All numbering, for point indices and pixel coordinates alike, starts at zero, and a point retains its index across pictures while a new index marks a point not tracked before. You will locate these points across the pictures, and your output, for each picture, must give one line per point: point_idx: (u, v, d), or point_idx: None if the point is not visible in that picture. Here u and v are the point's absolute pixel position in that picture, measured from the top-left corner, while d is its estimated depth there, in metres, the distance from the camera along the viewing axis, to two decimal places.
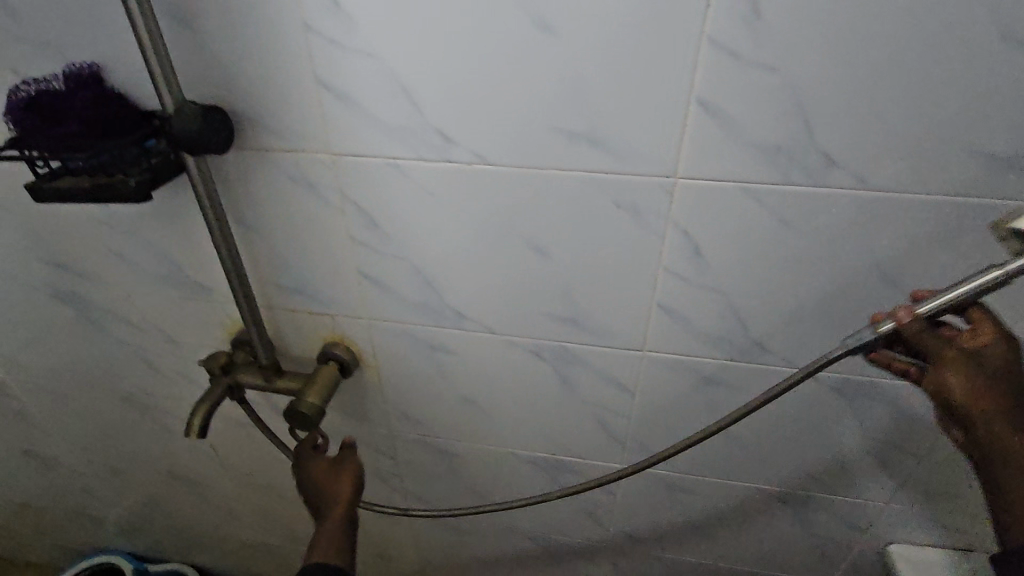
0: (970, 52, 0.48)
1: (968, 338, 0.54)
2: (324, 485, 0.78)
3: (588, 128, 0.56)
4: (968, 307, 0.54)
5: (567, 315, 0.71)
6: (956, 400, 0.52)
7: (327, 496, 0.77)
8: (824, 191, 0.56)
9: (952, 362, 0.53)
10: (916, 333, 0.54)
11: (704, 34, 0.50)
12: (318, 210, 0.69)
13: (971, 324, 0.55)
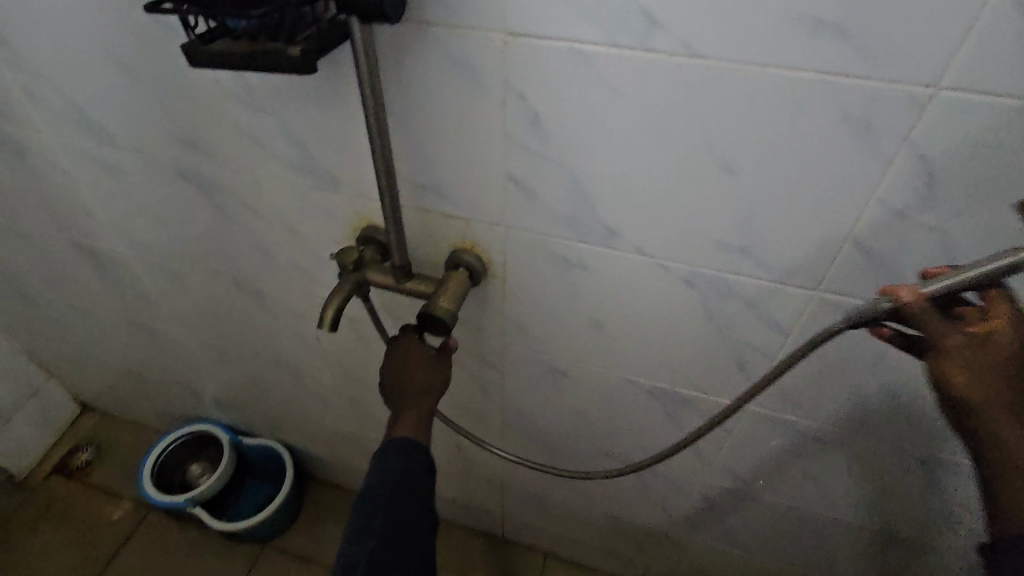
0: None
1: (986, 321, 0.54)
2: (417, 377, 0.75)
3: (843, 20, 0.47)
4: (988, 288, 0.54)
5: (739, 243, 0.64)
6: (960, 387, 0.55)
7: (416, 386, 0.75)
8: None
9: (955, 353, 0.54)
10: (937, 327, 0.55)
11: None
12: (477, 102, 0.62)
13: (986, 304, 0.55)
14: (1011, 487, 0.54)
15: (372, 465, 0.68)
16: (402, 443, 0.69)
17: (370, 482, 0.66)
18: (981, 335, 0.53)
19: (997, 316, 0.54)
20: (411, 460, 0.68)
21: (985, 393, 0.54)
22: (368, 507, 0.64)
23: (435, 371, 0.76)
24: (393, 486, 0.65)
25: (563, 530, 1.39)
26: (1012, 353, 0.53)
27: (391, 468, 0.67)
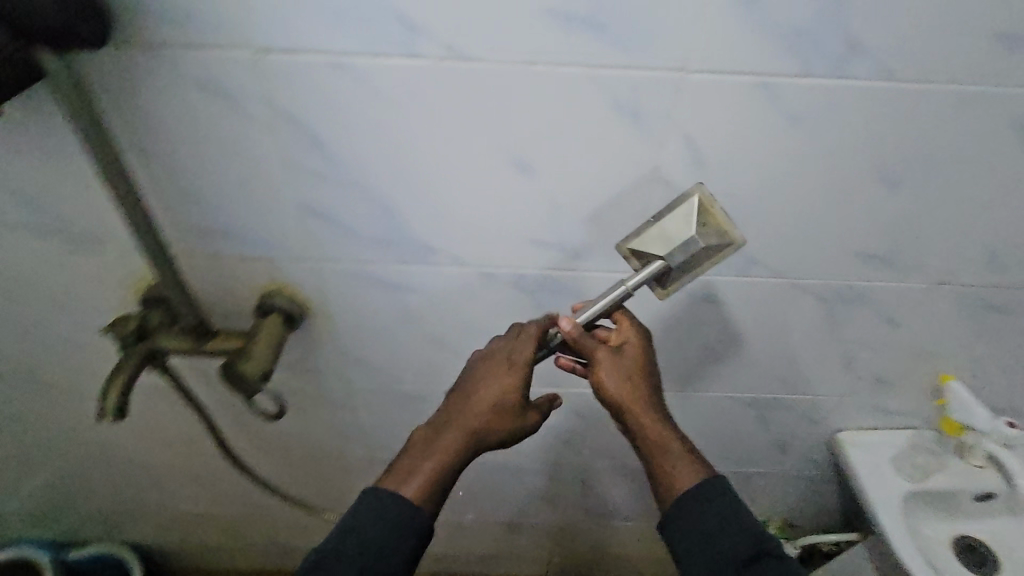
0: None
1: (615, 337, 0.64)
2: (468, 405, 0.59)
3: (590, 12, 0.47)
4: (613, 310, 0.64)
5: (552, 241, 0.64)
6: (608, 385, 0.61)
7: (478, 412, 0.59)
8: (841, 84, 0.50)
9: (607, 366, 0.61)
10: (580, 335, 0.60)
11: None
12: (240, 128, 0.55)
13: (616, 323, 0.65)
14: (657, 440, 0.61)
15: (376, 532, 0.53)
16: (399, 522, 0.54)
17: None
18: (615, 351, 0.63)
19: (623, 334, 0.64)
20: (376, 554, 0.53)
21: (632, 395, 0.61)
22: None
23: (501, 376, 0.60)
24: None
25: (465, 548, 1.34)
26: (636, 354, 0.63)
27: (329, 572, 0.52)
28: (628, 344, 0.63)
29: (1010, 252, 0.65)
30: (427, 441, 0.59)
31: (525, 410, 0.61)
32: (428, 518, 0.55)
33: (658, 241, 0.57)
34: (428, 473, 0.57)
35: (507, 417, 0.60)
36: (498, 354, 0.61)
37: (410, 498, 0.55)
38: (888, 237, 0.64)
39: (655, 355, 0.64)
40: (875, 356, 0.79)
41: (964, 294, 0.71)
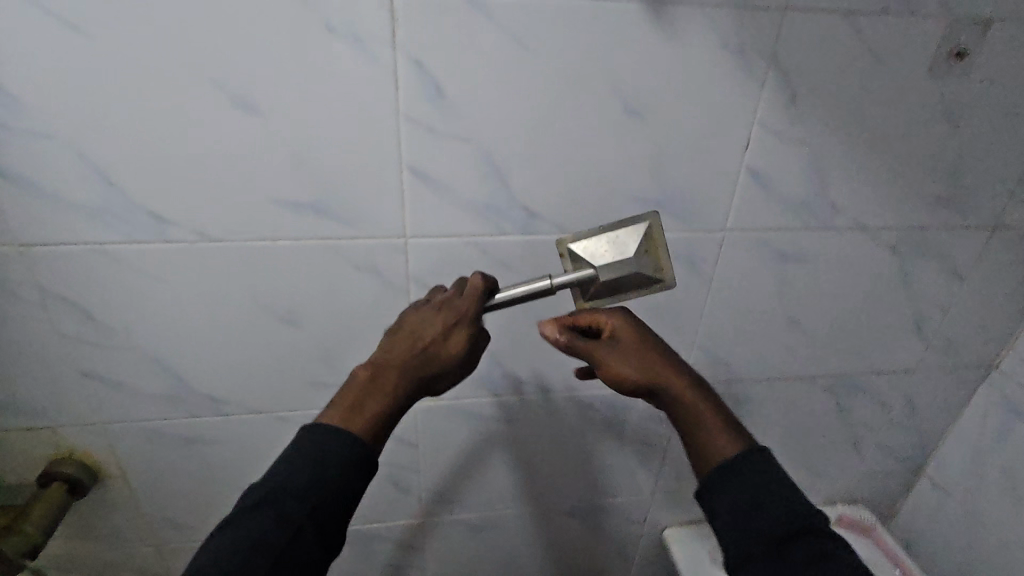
0: (611, 120, 0.59)
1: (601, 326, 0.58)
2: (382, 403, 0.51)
3: (314, 200, 0.58)
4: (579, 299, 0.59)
5: (332, 380, 0.70)
6: (627, 373, 0.55)
7: (406, 396, 0.52)
8: (531, 237, 0.64)
9: (599, 357, 0.56)
10: (563, 339, 0.56)
11: (399, 113, 0.55)
12: (11, 310, 0.59)
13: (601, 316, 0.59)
14: (705, 441, 0.53)
15: (313, 451, 0.48)
16: (345, 456, 0.48)
17: (229, 540, 0.45)
18: (612, 340, 0.57)
19: (608, 327, 0.58)
20: (313, 471, 0.47)
21: (634, 379, 0.55)
22: (218, 563, 0.44)
23: (433, 310, 0.54)
24: (269, 546, 0.45)
25: None
26: (631, 338, 0.56)
27: (264, 528, 0.45)
28: (616, 328, 0.57)
29: (727, 351, 0.79)
30: (355, 400, 0.51)
31: (449, 334, 0.53)
32: (371, 450, 0.50)
33: (607, 252, 0.57)
34: (365, 403, 0.50)
35: (443, 352, 0.53)
36: (405, 322, 0.55)
37: (348, 431, 0.49)
38: None
39: (651, 334, 0.58)
40: (664, 452, 0.88)
41: (712, 389, 0.83)
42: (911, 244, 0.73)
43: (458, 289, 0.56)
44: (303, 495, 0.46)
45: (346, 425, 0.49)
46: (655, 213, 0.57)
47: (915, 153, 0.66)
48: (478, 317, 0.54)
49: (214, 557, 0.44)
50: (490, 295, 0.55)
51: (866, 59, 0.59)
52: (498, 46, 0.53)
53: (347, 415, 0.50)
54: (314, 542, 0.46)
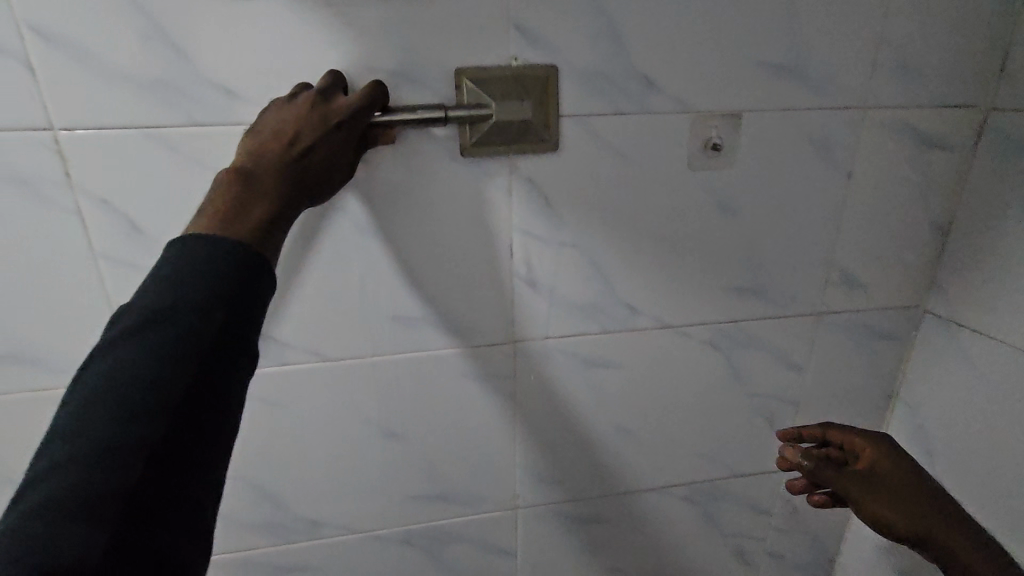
0: (340, 239, 0.55)
1: (860, 455, 0.67)
2: (278, 197, 0.42)
3: (9, 350, 0.52)
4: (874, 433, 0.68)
5: None
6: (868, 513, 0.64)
7: (307, 186, 0.44)
8: (284, 367, 0.58)
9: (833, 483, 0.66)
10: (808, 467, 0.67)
11: (90, 252, 0.50)
12: None
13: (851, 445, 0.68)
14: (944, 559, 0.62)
15: (200, 257, 0.35)
16: (249, 256, 0.36)
17: (108, 374, 0.31)
18: (868, 472, 0.66)
19: (861, 453, 0.67)
20: (209, 260, 0.35)
21: (897, 513, 0.64)
22: (101, 412, 0.30)
23: (307, 112, 0.44)
24: (170, 382, 0.31)
25: None
26: (892, 472, 0.66)
27: (182, 331, 0.32)
28: (878, 463, 0.66)
29: (560, 470, 0.70)
30: (231, 203, 0.39)
31: (335, 132, 0.45)
32: (269, 257, 0.39)
33: (506, 90, 0.51)
34: (254, 208, 0.40)
35: (336, 149, 0.45)
36: (269, 127, 0.44)
37: (234, 232, 0.37)
38: (433, 478, 0.66)
39: (906, 459, 0.67)
40: None
41: (554, 513, 0.73)
42: (729, 340, 0.67)
43: (335, 90, 0.47)
44: (216, 298, 0.34)
45: (230, 231, 0.37)
46: (554, 65, 0.51)
47: (702, 245, 0.61)
48: (364, 109, 0.46)
49: (96, 413, 0.30)
50: (376, 110, 0.47)
51: (614, 158, 0.56)
52: (185, 175, 0.49)
53: (232, 206, 0.39)
54: (231, 397, 0.34)
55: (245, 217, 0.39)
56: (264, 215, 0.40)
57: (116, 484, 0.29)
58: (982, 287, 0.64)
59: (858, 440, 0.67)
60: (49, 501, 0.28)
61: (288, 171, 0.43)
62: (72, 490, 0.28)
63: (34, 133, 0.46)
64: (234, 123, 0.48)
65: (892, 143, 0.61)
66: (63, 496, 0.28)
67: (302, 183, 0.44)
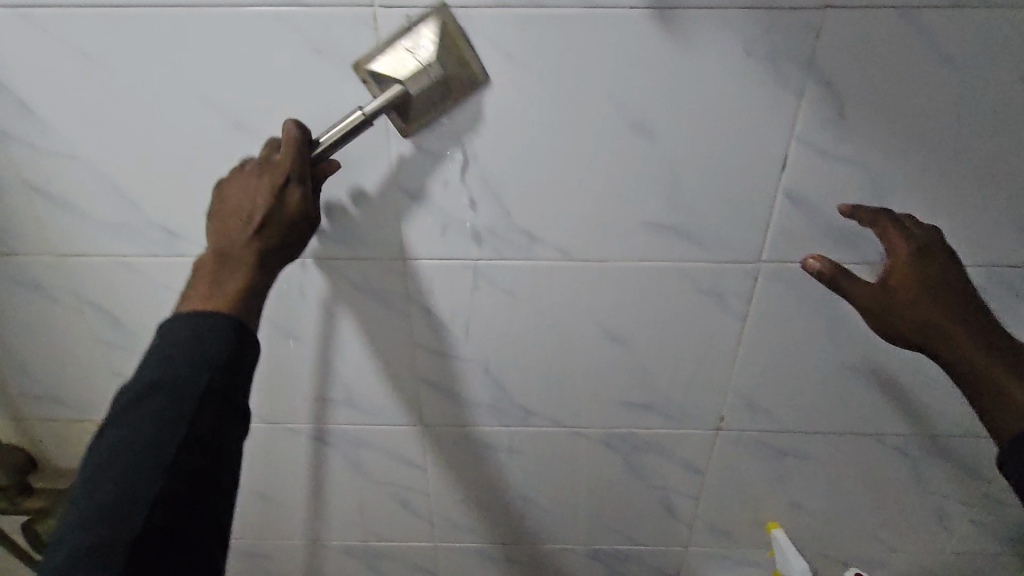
0: (613, 138, 0.53)
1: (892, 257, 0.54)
2: (248, 266, 0.47)
3: None
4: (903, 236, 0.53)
5: (337, 395, 0.71)
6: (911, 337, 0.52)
7: (276, 249, 0.48)
8: (534, 262, 0.60)
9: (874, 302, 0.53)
10: (843, 282, 0.53)
11: (387, 132, 0.53)
12: (49, 311, 0.65)
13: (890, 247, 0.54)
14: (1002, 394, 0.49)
15: (184, 335, 0.42)
16: (223, 324, 0.43)
17: (120, 444, 0.40)
18: (890, 283, 0.53)
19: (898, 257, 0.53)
20: (201, 344, 0.42)
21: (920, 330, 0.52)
22: (120, 468, 0.39)
23: (257, 183, 0.48)
24: (172, 439, 0.40)
25: None
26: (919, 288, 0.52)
27: (176, 400, 0.40)
28: (908, 277, 0.53)
29: (769, 399, 0.69)
30: (212, 282, 0.46)
31: (285, 195, 0.47)
32: (250, 319, 0.46)
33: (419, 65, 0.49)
34: (230, 281, 0.46)
35: (295, 206, 0.48)
36: (228, 207, 0.49)
37: (218, 310, 0.44)
38: (644, 387, 0.69)
39: (946, 266, 0.53)
40: (697, 502, 0.79)
41: (751, 439, 0.73)
42: (1005, 288, 0.59)
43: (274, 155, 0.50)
44: (198, 364, 0.41)
45: (212, 309, 0.44)
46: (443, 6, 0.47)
47: (1007, 175, 0.54)
48: (303, 166, 0.48)
49: (112, 475, 0.39)
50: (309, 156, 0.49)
51: (932, 63, 0.49)
52: (484, 59, 0.50)
53: (209, 285, 0.46)
54: (221, 444, 0.42)
55: (219, 295, 0.45)
56: (235, 291, 0.46)
57: (122, 529, 0.38)
58: None
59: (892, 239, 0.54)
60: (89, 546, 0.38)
61: (257, 238, 0.47)
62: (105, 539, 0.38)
63: (358, 10, 0.48)
64: (538, 6, 0.48)
65: None
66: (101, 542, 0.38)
67: (271, 245, 0.47)
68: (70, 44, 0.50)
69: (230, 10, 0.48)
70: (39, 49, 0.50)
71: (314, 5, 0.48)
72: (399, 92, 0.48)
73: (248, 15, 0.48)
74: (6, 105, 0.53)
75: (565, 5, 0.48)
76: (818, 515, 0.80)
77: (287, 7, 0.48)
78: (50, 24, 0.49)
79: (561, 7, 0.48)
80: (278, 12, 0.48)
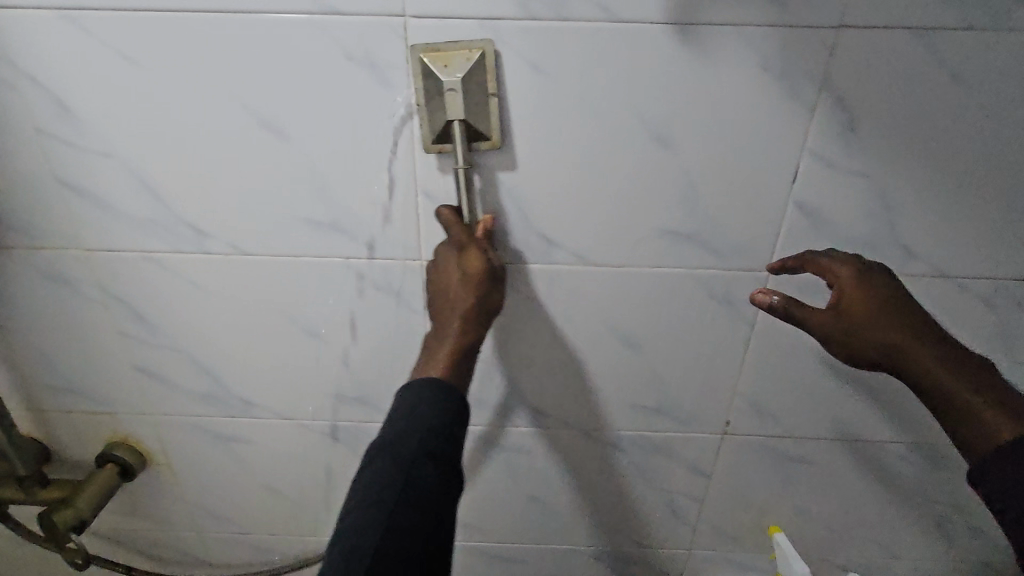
0: (632, 146, 0.55)
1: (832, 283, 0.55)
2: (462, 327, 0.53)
3: (333, 219, 0.60)
4: (835, 260, 0.55)
5: (352, 394, 0.72)
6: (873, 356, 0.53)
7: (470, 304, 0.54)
8: (551, 266, 0.62)
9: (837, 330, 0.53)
10: (793, 309, 0.54)
11: (413, 136, 0.55)
12: (75, 304, 0.66)
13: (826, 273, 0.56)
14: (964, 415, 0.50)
15: (404, 403, 0.50)
16: (439, 391, 0.50)
17: (370, 498, 0.46)
18: (840, 307, 0.54)
19: (839, 282, 0.54)
20: (424, 402, 0.49)
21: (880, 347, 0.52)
22: (376, 517, 0.45)
23: (449, 255, 0.55)
24: (411, 488, 0.46)
25: None
26: (868, 307, 0.53)
27: (411, 456, 0.47)
28: (856, 300, 0.53)
29: (776, 404, 0.71)
30: (430, 352, 0.54)
31: (464, 256, 0.54)
32: (452, 379, 0.52)
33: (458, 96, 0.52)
34: (439, 348, 0.53)
35: (472, 266, 0.54)
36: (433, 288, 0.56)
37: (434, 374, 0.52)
38: (654, 390, 0.70)
39: (883, 281, 0.54)
40: (702, 506, 0.80)
41: (758, 444, 0.74)
42: (1008, 298, 0.61)
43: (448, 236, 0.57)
44: (422, 426, 0.48)
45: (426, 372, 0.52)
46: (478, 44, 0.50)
47: (1012, 190, 0.55)
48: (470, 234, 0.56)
49: (368, 521, 0.45)
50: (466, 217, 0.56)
51: (940, 82, 0.51)
52: (509, 69, 0.52)
53: (431, 353, 0.54)
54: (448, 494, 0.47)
55: (436, 361, 0.53)
56: (443, 350, 0.53)
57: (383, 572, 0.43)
58: None
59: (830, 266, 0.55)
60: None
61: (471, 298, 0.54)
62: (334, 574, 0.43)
63: (390, 19, 0.50)
64: (564, 19, 0.49)
65: None
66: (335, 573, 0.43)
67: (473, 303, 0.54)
68: (111, 46, 0.52)
69: (267, 16, 0.50)
70: (81, 50, 0.52)
71: (348, 13, 0.50)
72: (458, 128, 0.52)
73: (285, 22, 0.50)
74: (46, 103, 0.54)
75: (590, 19, 0.50)
76: (820, 520, 0.82)
77: (322, 15, 0.50)
78: (93, 26, 0.51)
79: (586, 20, 0.50)
80: (313, 19, 0.50)
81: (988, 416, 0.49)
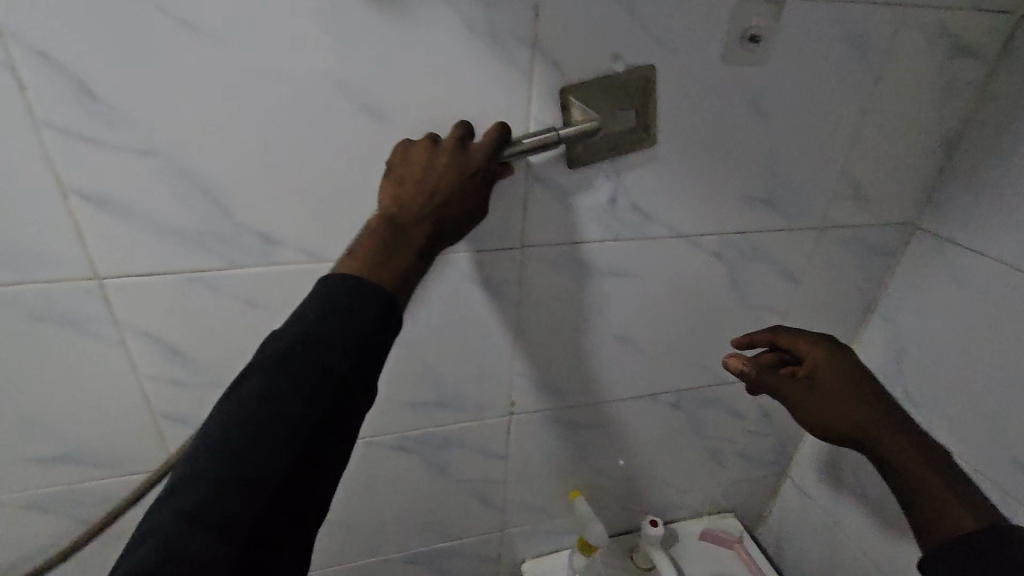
0: (340, 121, 0.48)
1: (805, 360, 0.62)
2: (422, 236, 0.44)
3: None
4: (813, 341, 0.62)
5: (50, 453, 0.57)
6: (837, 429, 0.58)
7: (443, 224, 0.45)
8: (275, 268, 0.52)
9: (801, 399, 0.60)
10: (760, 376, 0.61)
11: (38, 120, 0.42)
12: None
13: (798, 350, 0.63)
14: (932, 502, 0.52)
15: (339, 303, 0.38)
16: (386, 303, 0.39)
17: (262, 398, 0.35)
18: (811, 379, 0.60)
19: (809, 357, 0.62)
20: (362, 319, 0.38)
21: (842, 420, 0.58)
22: (261, 429, 0.34)
23: (446, 158, 0.46)
24: (316, 417, 0.35)
25: None
26: (833, 379, 0.60)
27: (325, 368, 0.36)
28: (826, 372, 0.60)
29: (557, 377, 0.70)
30: (376, 251, 0.42)
31: (466, 176, 0.46)
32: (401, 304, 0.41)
33: (602, 98, 0.51)
34: (391, 253, 0.42)
35: (469, 193, 0.46)
36: (411, 171, 0.45)
37: (378, 283, 0.40)
38: (432, 383, 0.66)
39: (852, 358, 0.61)
40: (507, 486, 0.79)
41: (548, 417, 0.74)
42: (734, 250, 0.66)
43: (469, 138, 0.48)
44: (347, 341, 0.37)
45: (375, 276, 0.40)
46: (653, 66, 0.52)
47: (724, 149, 0.58)
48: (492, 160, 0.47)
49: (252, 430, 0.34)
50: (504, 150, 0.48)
51: (644, 45, 0.51)
52: (153, 30, 0.41)
53: (382, 252, 0.42)
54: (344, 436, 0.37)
55: (386, 264, 0.41)
56: (399, 259, 0.42)
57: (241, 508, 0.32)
58: (983, 202, 0.64)
59: (803, 341, 0.63)
60: (203, 504, 0.32)
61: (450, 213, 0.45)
62: (218, 503, 0.32)
63: None
64: None
65: (923, 44, 0.58)
66: (211, 501, 0.32)
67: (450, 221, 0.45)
68: None
69: None
70: None
71: None
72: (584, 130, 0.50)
73: None
74: None
75: None
76: (619, 474, 0.85)
77: None
78: None
79: None
80: None
81: (947, 501, 0.51)
